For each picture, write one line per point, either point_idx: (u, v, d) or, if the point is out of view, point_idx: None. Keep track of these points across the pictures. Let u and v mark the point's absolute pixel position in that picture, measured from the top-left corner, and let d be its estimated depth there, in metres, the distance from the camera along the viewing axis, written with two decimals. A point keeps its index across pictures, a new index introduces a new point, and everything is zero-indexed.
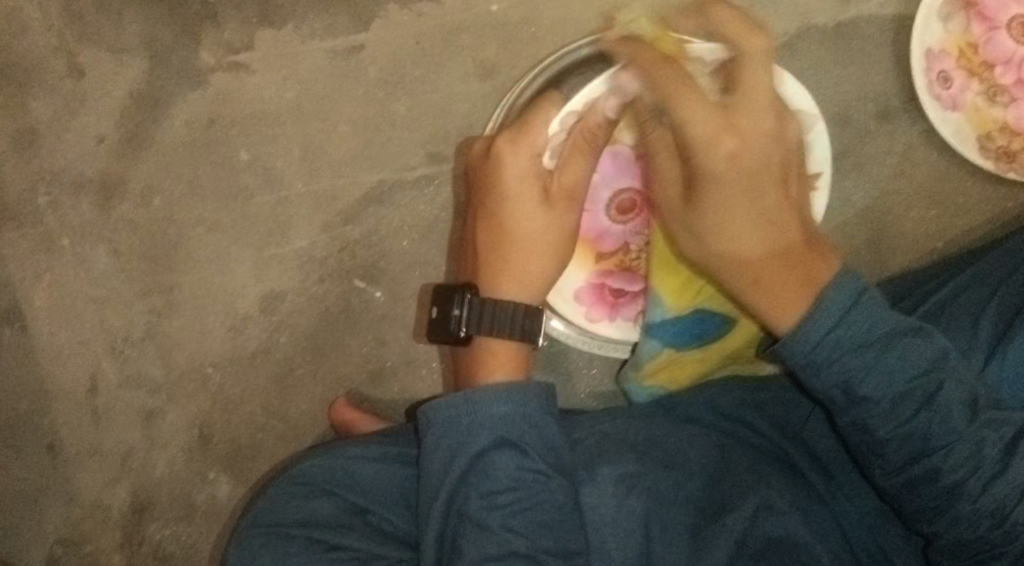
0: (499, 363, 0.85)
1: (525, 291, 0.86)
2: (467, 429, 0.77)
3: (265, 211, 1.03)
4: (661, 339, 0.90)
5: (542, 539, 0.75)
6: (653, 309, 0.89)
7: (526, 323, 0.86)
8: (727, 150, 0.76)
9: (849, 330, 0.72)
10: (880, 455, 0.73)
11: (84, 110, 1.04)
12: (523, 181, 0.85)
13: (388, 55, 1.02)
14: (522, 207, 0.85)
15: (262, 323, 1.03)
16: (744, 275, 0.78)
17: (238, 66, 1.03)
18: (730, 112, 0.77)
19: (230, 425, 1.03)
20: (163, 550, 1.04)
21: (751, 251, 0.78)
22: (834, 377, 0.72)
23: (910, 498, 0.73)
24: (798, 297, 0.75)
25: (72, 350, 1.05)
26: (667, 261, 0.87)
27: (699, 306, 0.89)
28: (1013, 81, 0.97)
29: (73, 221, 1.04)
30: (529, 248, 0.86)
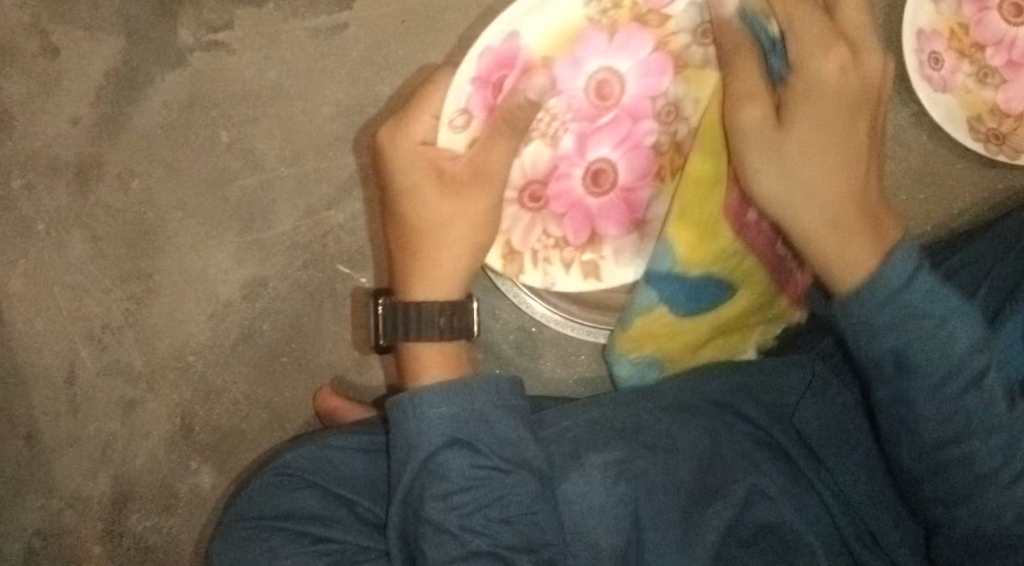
0: (428, 364, 0.82)
1: (437, 288, 0.81)
2: (418, 429, 0.75)
3: (245, 195, 1.01)
4: (659, 293, 0.83)
5: (502, 536, 0.74)
6: (659, 260, 0.82)
7: (452, 321, 0.82)
8: (815, 80, 0.75)
9: (914, 293, 0.70)
10: (913, 432, 0.72)
11: (58, 91, 1.01)
12: (411, 172, 0.79)
13: (371, 34, 1.00)
14: (418, 199, 0.80)
15: (244, 310, 1.01)
16: (808, 219, 0.75)
17: (218, 46, 1.00)
18: (846, 51, 0.75)
19: (212, 413, 1.01)
20: (146, 541, 1.02)
21: (833, 196, 0.75)
22: (889, 343, 0.70)
23: (931, 483, 0.73)
24: (868, 241, 0.74)
25: (48, 338, 1.02)
26: (688, 206, 0.80)
27: (712, 270, 0.82)
28: (1004, 63, 0.96)
29: (49, 205, 1.02)
30: (443, 239, 0.80)
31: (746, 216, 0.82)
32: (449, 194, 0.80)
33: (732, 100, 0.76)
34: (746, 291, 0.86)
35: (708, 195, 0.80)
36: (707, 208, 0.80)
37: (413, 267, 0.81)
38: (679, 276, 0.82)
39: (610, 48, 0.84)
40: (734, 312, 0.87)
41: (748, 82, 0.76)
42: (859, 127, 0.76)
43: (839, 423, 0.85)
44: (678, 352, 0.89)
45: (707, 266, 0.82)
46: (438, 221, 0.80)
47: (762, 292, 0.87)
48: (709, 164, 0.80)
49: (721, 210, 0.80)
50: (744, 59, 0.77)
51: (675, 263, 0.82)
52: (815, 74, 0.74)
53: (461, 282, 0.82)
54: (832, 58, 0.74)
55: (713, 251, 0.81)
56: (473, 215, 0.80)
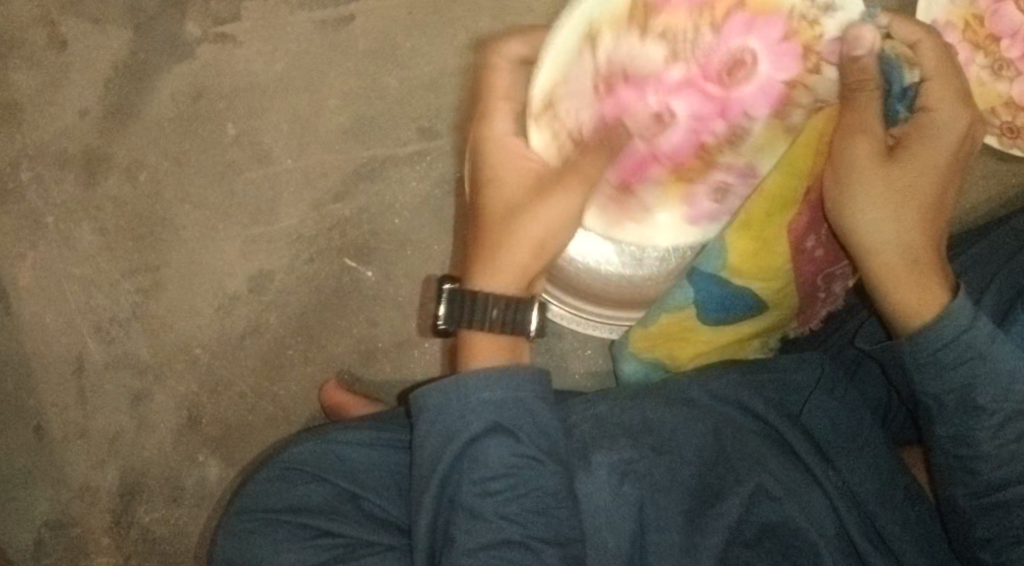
0: (478, 354, 0.77)
1: (502, 281, 0.76)
2: (460, 416, 0.75)
3: (252, 188, 1.01)
4: (696, 291, 0.82)
5: (534, 527, 0.74)
6: (706, 260, 0.81)
7: (509, 314, 0.77)
8: (933, 116, 0.72)
9: (975, 334, 0.69)
10: (972, 471, 0.71)
11: (67, 83, 1.01)
12: (501, 161, 0.77)
13: (378, 26, 0.99)
14: (503, 188, 0.77)
15: (251, 302, 1.01)
16: (896, 259, 0.71)
17: (225, 38, 1.00)
18: (975, 105, 0.72)
19: (220, 406, 1.01)
20: (153, 532, 1.02)
21: (906, 236, 0.71)
22: (957, 380, 0.69)
23: (984, 524, 0.71)
24: (936, 283, 0.71)
25: (57, 329, 1.03)
26: (750, 222, 0.78)
27: (752, 286, 0.81)
28: (1020, 55, 0.93)
29: (57, 197, 1.02)
30: (508, 235, 0.76)
31: (804, 242, 0.80)
32: (533, 193, 0.76)
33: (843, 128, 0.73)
34: (774, 312, 0.85)
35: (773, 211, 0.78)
36: (770, 223, 0.78)
37: (481, 257, 0.77)
38: (721, 279, 0.81)
39: (774, 46, 0.78)
40: (754, 330, 0.87)
41: (867, 116, 0.72)
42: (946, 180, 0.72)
43: (850, 425, 0.85)
44: (683, 358, 0.89)
45: (752, 277, 0.81)
46: (514, 214, 0.76)
47: (784, 316, 0.87)
48: (788, 184, 0.77)
49: (783, 228, 0.79)
50: (869, 100, 0.72)
51: (723, 265, 0.80)
52: (938, 118, 0.72)
53: (527, 278, 0.77)
54: (937, 110, 0.72)
55: (762, 266, 0.80)
56: (546, 216, 0.76)
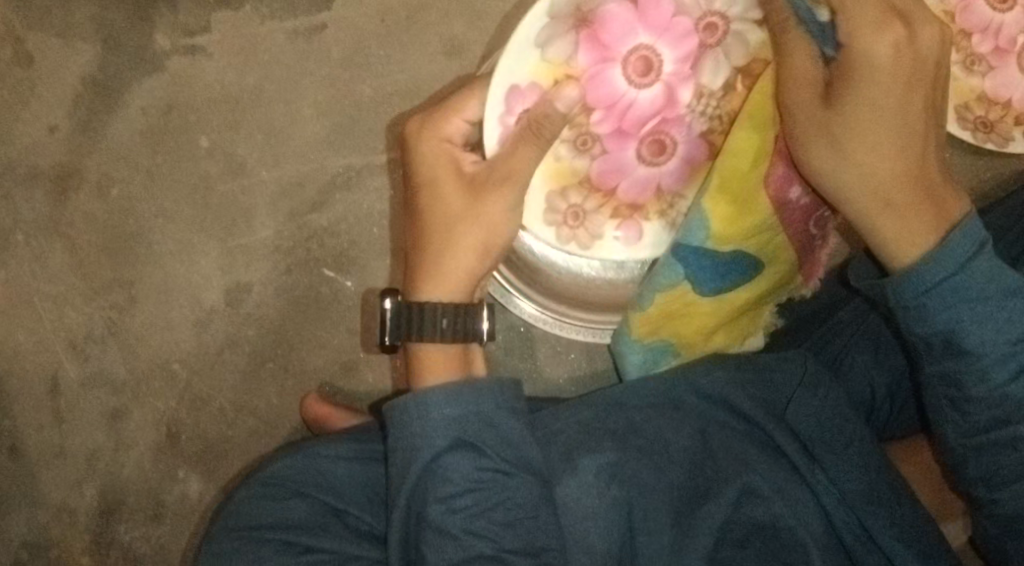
0: (430, 366, 0.78)
1: (440, 290, 0.77)
2: (419, 433, 0.74)
3: (226, 200, 0.99)
4: (685, 267, 0.79)
5: (507, 539, 0.72)
6: (689, 233, 0.76)
7: (456, 322, 0.78)
8: (870, 57, 0.66)
9: (967, 278, 0.65)
10: (961, 411, 0.69)
11: (35, 99, 1.00)
12: (435, 166, 0.77)
13: (351, 33, 0.98)
14: (440, 194, 0.77)
15: (229, 316, 1.00)
16: (868, 199, 0.69)
17: (195, 49, 0.99)
18: (902, 25, 0.66)
19: (199, 421, 1.00)
20: (133, 552, 1.00)
21: (878, 173, 0.69)
22: (937, 325, 0.66)
23: (977, 463, 0.70)
24: (928, 218, 0.68)
25: (31, 348, 1.01)
26: (726, 184, 0.74)
27: (741, 248, 0.77)
28: (991, 50, 0.94)
29: (28, 214, 1.00)
30: (445, 242, 0.76)
31: (786, 193, 0.76)
32: (473, 198, 0.76)
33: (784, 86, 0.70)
34: (772, 270, 0.82)
35: (748, 170, 0.73)
36: (746, 179, 0.74)
37: (423, 263, 0.78)
38: (709, 251, 0.77)
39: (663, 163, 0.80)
40: (756, 292, 0.83)
41: (797, 63, 0.69)
42: (916, 95, 0.68)
43: (830, 419, 0.83)
44: (693, 336, 0.86)
45: (739, 243, 0.77)
46: (452, 221, 0.76)
47: (786, 276, 0.83)
48: (753, 136, 0.73)
49: (761, 181, 0.74)
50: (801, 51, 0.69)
51: (707, 236, 0.76)
52: (866, 50, 0.66)
53: (471, 287, 0.78)
54: (880, 35, 0.66)
55: (746, 227, 0.75)
56: (493, 215, 0.76)
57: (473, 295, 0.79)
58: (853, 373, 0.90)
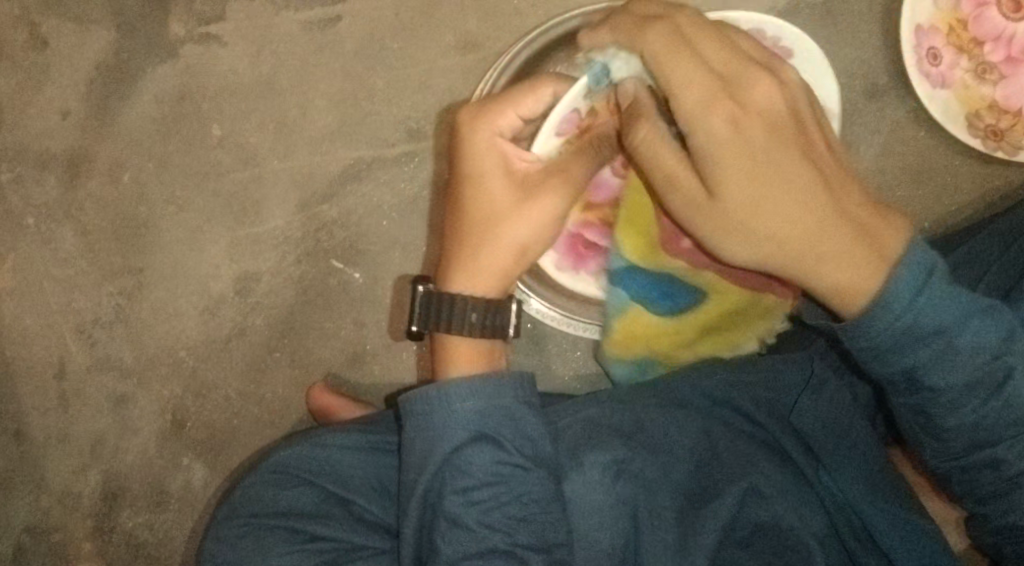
0: (459, 359, 0.79)
1: (482, 284, 0.77)
2: (448, 424, 0.74)
3: (237, 189, 1.00)
4: (627, 290, 0.84)
5: (520, 533, 0.73)
6: (612, 260, 0.83)
7: (485, 318, 0.78)
8: (705, 139, 0.67)
9: (917, 316, 0.65)
10: (937, 439, 0.70)
11: (48, 83, 1.00)
12: (487, 157, 0.75)
13: (366, 26, 0.98)
14: (488, 185, 0.75)
15: (237, 305, 1.00)
16: (799, 260, 0.69)
17: (209, 38, 0.99)
18: (730, 101, 0.67)
19: (204, 409, 1.00)
20: (136, 538, 1.01)
21: (794, 238, 0.68)
22: (901, 365, 0.67)
23: (959, 483, 0.73)
24: (860, 266, 0.67)
25: (37, 332, 1.01)
26: (632, 220, 0.80)
27: (670, 270, 0.81)
28: (1003, 59, 0.94)
29: (38, 198, 1.01)
30: (489, 236, 0.76)
31: (681, 243, 0.79)
32: (521, 197, 0.75)
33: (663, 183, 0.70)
34: (717, 298, 0.84)
35: (643, 215, 0.80)
36: (645, 224, 0.80)
37: (458, 260, 0.78)
38: (635, 272, 0.82)
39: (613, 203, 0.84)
40: (711, 317, 0.85)
41: (664, 158, 0.69)
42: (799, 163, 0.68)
43: (836, 422, 0.84)
44: (671, 349, 0.88)
45: (659, 272, 0.82)
46: (495, 221, 0.76)
47: (734, 303, 0.84)
48: (642, 186, 0.78)
49: (657, 232, 0.80)
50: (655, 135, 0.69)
51: (625, 264, 0.82)
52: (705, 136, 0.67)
53: (505, 283, 0.78)
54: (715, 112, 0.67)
55: (656, 262, 0.81)
56: (538, 215, 0.76)
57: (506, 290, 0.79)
58: (856, 381, 0.90)
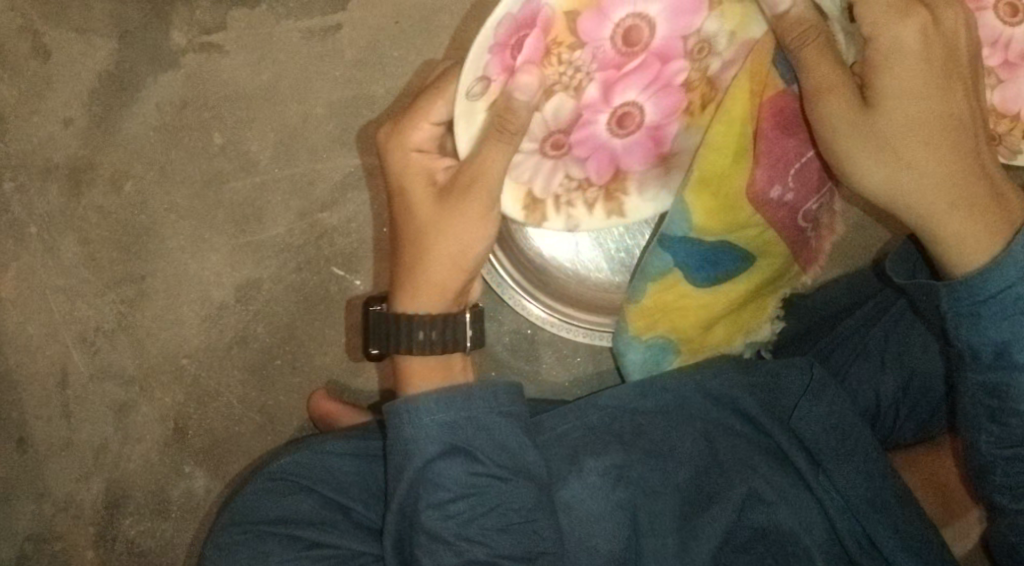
0: (415, 375, 0.77)
1: (424, 302, 0.76)
2: (416, 439, 0.74)
3: (238, 197, 1.00)
4: (674, 256, 0.82)
5: (504, 544, 0.74)
6: (672, 225, 0.80)
7: (437, 335, 0.76)
8: (903, 48, 0.68)
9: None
10: (1001, 422, 0.70)
11: (50, 93, 1.01)
12: (408, 174, 0.75)
13: (366, 35, 0.99)
14: (411, 199, 0.75)
15: (238, 312, 1.00)
16: (934, 202, 0.69)
17: (211, 48, 1.00)
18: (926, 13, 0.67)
19: (206, 416, 1.01)
20: (138, 545, 1.01)
21: (936, 173, 0.69)
22: (991, 337, 0.67)
23: (1005, 472, 0.71)
24: (991, 222, 0.68)
25: (40, 341, 1.01)
26: (705, 177, 0.78)
27: (726, 237, 0.81)
28: (1000, 63, 0.93)
29: (41, 208, 1.01)
30: (422, 251, 0.75)
31: (768, 192, 0.79)
32: (444, 208, 0.74)
33: (818, 97, 0.70)
34: (764, 263, 0.85)
35: (731, 166, 0.78)
36: (727, 175, 0.78)
37: (403, 276, 0.76)
38: (695, 239, 0.81)
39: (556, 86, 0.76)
40: (750, 287, 0.86)
41: (821, 75, 0.70)
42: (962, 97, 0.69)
43: (840, 425, 0.83)
44: (692, 329, 0.88)
45: (722, 233, 0.81)
46: (426, 236, 0.74)
47: (775, 271, 0.86)
48: (732, 132, 0.77)
49: (743, 186, 0.79)
50: (818, 57, 0.70)
51: (692, 227, 0.80)
52: (896, 45, 0.68)
53: (451, 294, 0.76)
54: (907, 25, 0.67)
55: (726, 219, 0.80)
56: (461, 227, 0.74)
57: (459, 302, 0.78)
58: (859, 381, 0.90)
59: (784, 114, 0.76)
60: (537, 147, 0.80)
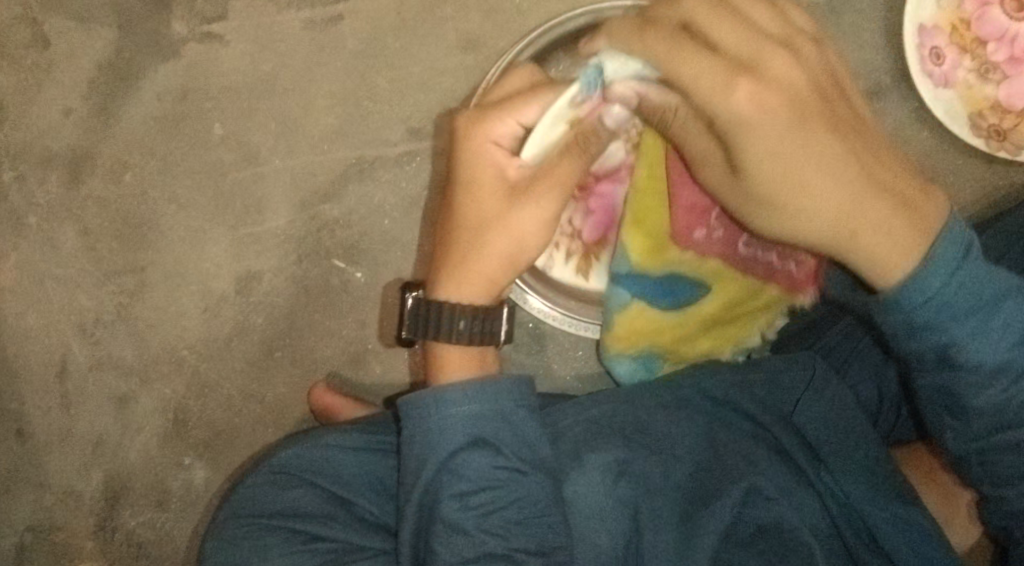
0: (449, 366, 0.79)
1: (469, 292, 0.77)
2: (440, 430, 0.74)
3: (239, 188, 1.00)
4: (631, 289, 0.83)
5: (517, 538, 0.73)
6: (618, 263, 0.82)
7: (472, 325, 0.78)
8: (739, 119, 0.64)
9: (956, 289, 0.65)
10: (960, 418, 0.70)
11: (50, 82, 1.00)
12: (475, 165, 0.75)
13: (368, 26, 0.98)
14: (480, 195, 0.75)
15: (239, 304, 1.00)
16: (840, 232, 0.68)
17: (212, 37, 0.99)
18: (752, 75, 0.64)
19: (206, 408, 1.00)
20: (138, 537, 1.01)
21: (828, 210, 0.67)
22: (933, 338, 0.66)
23: (978, 465, 0.72)
24: (910, 234, 0.66)
25: (40, 331, 1.01)
26: (641, 217, 0.79)
27: (675, 268, 0.81)
28: (1006, 58, 0.93)
29: (41, 197, 1.01)
30: (482, 244, 0.76)
31: (693, 233, 0.78)
32: (506, 204, 0.74)
33: (693, 164, 0.71)
34: (725, 289, 0.83)
35: (658, 208, 0.78)
36: (655, 217, 0.78)
37: (449, 264, 0.77)
38: (639, 274, 0.81)
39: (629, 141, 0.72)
40: (716, 309, 0.85)
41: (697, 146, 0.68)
42: (824, 134, 0.66)
43: (843, 421, 0.84)
44: (672, 344, 0.88)
45: (667, 268, 0.81)
46: (483, 228, 0.75)
47: (741, 293, 0.84)
48: (654, 173, 0.77)
49: (668, 225, 0.78)
50: (691, 128, 0.67)
51: (632, 265, 0.81)
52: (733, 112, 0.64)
53: (495, 290, 0.78)
54: (740, 88, 0.63)
55: (667, 259, 0.80)
56: (522, 222, 0.75)
57: (500, 296, 0.79)
58: (860, 378, 0.91)
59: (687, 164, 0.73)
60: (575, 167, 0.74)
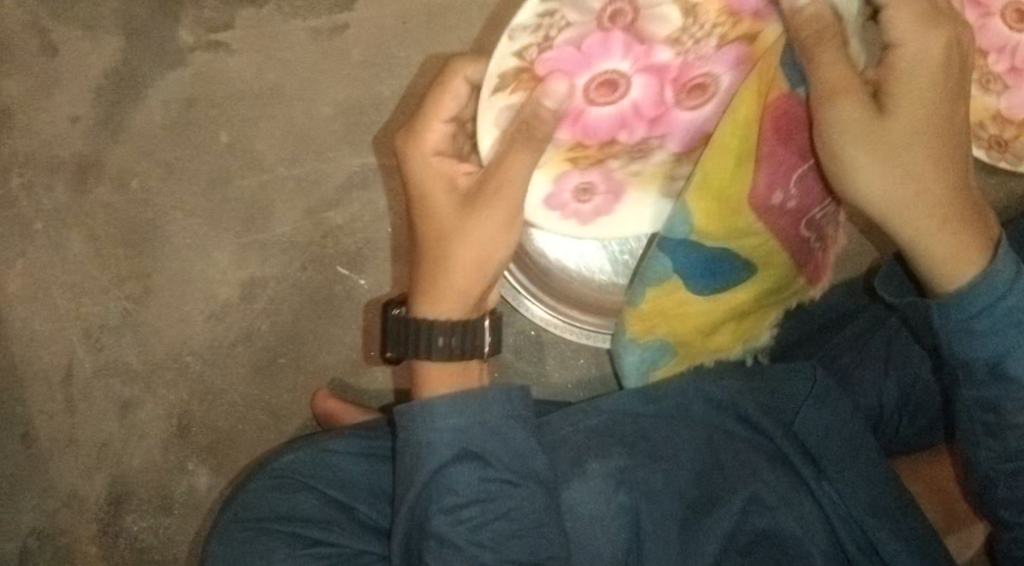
0: (435, 381, 0.78)
1: (443, 308, 0.75)
2: (428, 444, 0.74)
3: (244, 195, 1.00)
4: (674, 262, 0.78)
5: (509, 550, 0.74)
6: (672, 229, 0.75)
7: (459, 340, 0.76)
8: (918, 57, 0.65)
9: (1012, 301, 0.67)
10: (996, 436, 0.70)
11: (58, 90, 1.01)
12: (428, 185, 0.74)
13: (372, 35, 0.99)
14: (434, 212, 0.74)
15: (243, 310, 1.01)
16: (930, 215, 0.68)
17: (218, 46, 1.00)
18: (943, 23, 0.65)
19: (210, 413, 1.01)
20: (140, 542, 1.01)
21: (934, 188, 0.67)
22: (983, 350, 0.67)
23: (1006, 487, 0.72)
24: (980, 236, 0.68)
25: (46, 336, 1.02)
26: (709, 183, 0.72)
27: (729, 246, 0.77)
28: (1007, 69, 0.93)
29: (48, 203, 1.01)
30: (447, 263, 0.74)
31: (769, 198, 0.74)
32: (464, 214, 0.73)
33: (827, 104, 0.67)
34: (766, 272, 0.81)
35: (734, 177, 0.72)
36: (731, 185, 0.72)
37: (423, 282, 0.75)
38: (694, 245, 0.76)
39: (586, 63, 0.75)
40: (749, 295, 0.84)
41: (835, 76, 0.66)
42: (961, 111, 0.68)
43: (845, 429, 0.83)
44: (688, 335, 0.85)
45: (725, 240, 0.76)
46: (446, 240, 0.73)
47: (778, 278, 0.83)
48: (738, 137, 0.71)
49: (745, 194, 0.73)
50: (830, 54, 0.66)
51: (692, 232, 0.75)
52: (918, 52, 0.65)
53: (467, 303, 0.76)
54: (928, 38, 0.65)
55: (731, 229, 0.75)
56: (483, 237, 0.73)
57: (474, 310, 0.77)
58: (862, 385, 0.90)
59: (778, 124, 0.71)
60: (590, 20, 0.73)
